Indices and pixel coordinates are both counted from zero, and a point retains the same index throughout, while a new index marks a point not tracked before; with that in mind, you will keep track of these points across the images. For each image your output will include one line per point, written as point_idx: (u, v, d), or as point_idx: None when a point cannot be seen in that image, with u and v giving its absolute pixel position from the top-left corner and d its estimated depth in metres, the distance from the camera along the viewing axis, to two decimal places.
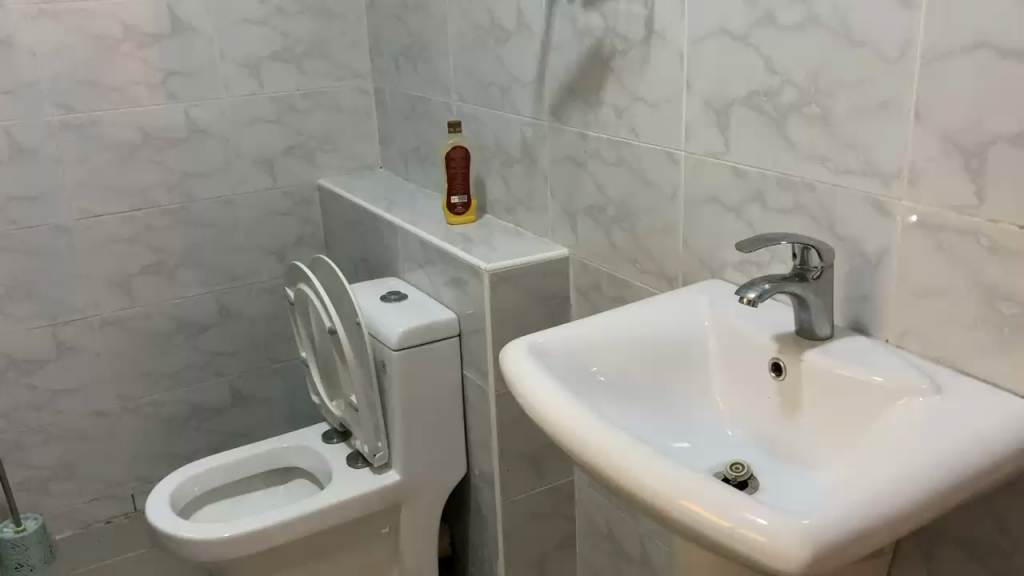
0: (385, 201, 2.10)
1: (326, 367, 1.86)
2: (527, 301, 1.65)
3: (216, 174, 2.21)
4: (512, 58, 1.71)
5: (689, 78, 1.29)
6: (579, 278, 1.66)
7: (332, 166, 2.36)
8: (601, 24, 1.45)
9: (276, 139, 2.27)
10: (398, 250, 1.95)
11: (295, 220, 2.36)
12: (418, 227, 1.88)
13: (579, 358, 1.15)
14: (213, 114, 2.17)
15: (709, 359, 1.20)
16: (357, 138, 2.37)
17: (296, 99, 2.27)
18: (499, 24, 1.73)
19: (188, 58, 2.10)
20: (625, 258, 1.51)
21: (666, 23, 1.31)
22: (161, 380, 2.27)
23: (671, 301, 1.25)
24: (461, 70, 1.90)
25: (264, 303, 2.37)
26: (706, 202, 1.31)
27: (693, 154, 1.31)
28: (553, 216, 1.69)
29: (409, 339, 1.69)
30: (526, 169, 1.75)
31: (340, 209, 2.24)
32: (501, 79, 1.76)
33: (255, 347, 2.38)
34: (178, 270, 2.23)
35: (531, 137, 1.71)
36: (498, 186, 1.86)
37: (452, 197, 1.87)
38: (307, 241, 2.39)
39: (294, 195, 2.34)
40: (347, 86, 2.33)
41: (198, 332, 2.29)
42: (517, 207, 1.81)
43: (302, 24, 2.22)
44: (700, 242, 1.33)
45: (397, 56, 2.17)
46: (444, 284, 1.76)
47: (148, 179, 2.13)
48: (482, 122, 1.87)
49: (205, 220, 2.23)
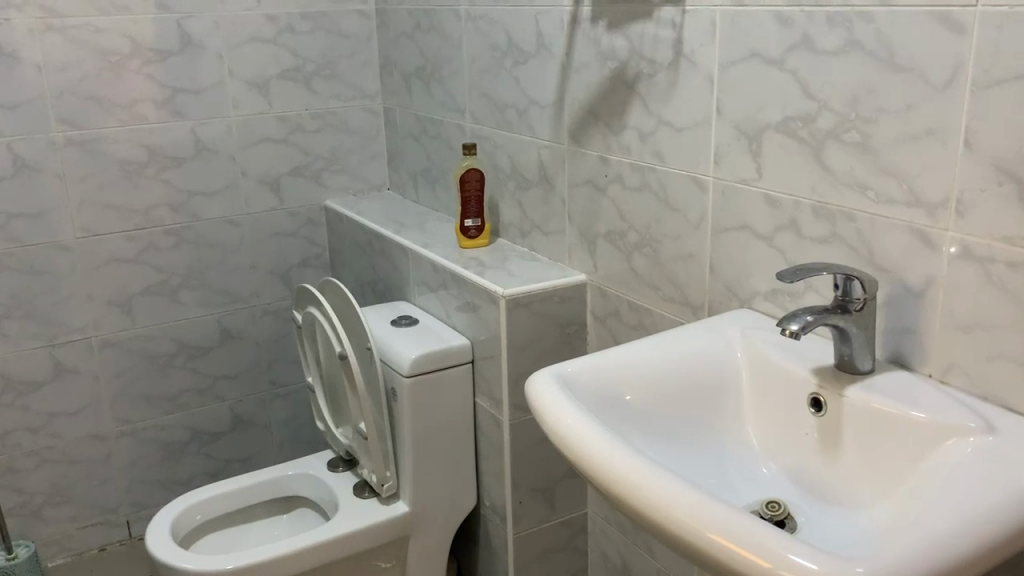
0: (395, 223, 2.06)
1: (334, 393, 1.81)
2: (543, 328, 1.60)
3: (221, 193, 2.17)
4: (530, 81, 1.68)
5: (719, 102, 1.26)
6: (597, 305, 1.61)
7: (339, 187, 2.33)
8: (625, 46, 1.42)
9: (283, 159, 2.23)
10: (408, 274, 1.90)
11: (301, 241, 2.31)
12: (430, 250, 1.84)
13: (605, 387, 1.11)
14: (220, 132, 2.13)
15: (741, 391, 1.17)
16: (365, 159, 2.34)
17: (304, 119, 2.23)
18: (517, 47, 1.70)
19: (196, 75, 2.07)
20: (646, 285, 1.47)
21: (696, 46, 1.28)
22: (160, 403, 2.21)
23: (700, 332, 1.21)
24: (476, 93, 1.87)
25: (267, 326, 2.32)
26: (735, 229, 1.27)
27: (721, 180, 1.28)
28: (571, 241, 1.65)
29: (420, 366, 1.64)
30: (542, 193, 1.72)
31: (347, 230, 2.19)
32: (518, 103, 1.73)
33: (257, 371, 2.33)
34: (180, 290, 2.18)
35: (548, 160, 1.68)
36: (512, 210, 1.83)
37: (465, 220, 1.82)
38: (313, 262, 2.35)
39: (301, 216, 2.30)
40: (357, 106, 2.29)
41: (199, 355, 2.24)
42: (532, 232, 1.77)
43: (312, 43, 2.19)
44: (728, 270, 1.30)
45: (408, 77, 2.14)
46: (456, 309, 1.72)
47: (152, 198, 2.09)
48: (496, 144, 1.83)
49: (208, 241, 2.18)
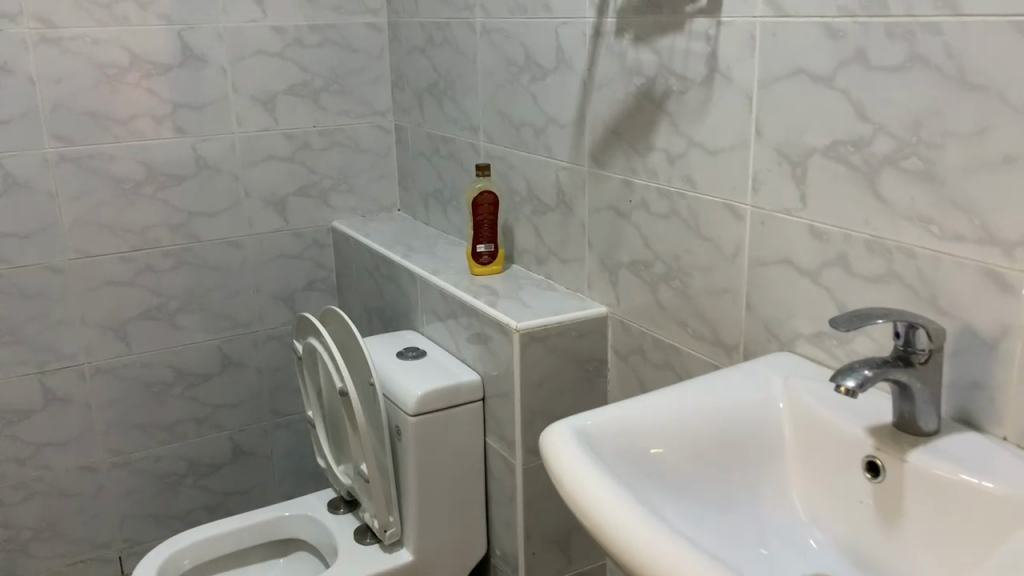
0: (403, 246, 1.94)
1: (335, 429, 1.69)
2: (560, 364, 1.48)
3: (223, 213, 2.07)
4: (549, 99, 1.57)
5: (758, 123, 1.14)
6: (619, 341, 1.49)
7: (348, 207, 2.22)
8: (654, 61, 1.30)
9: (289, 178, 2.13)
10: (416, 301, 1.79)
11: (306, 264, 2.20)
12: (440, 277, 1.72)
13: (630, 443, 0.99)
14: (222, 150, 2.03)
15: (782, 446, 1.04)
16: (375, 178, 2.23)
17: (311, 136, 2.13)
18: (535, 62, 1.59)
19: (198, 90, 1.97)
20: (674, 321, 1.35)
21: (733, 61, 1.16)
22: (156, 433, 2.10)
23: (736, 379, 1.09)
24: (491, 110, 1.75)
25: (270, 352, 2.20)
26: (776, 263, 1.15)
27: (761, 209, 1.16)
28: (591, 270, 1.53)
29: (427, 404, 1.52)
30: (560, 218, 1.59)
31: (355, 254, 2.08)
32: (536, 122, 1.62)
33: (258, 400, 2.21)
34: (179, 315, 2.07)
35: (567, 183, 1.56)
36: (528, 236, 1.71)
37: (477, 246, 1.70)
38: (319, 286, 2.23)
39: (306, 238, 2.18)
40: (366, 123, 2.19)
41: (197, 383, 2.13)
42: (549, 259, 1.65)
43: (321, 57, 2.09)
44: (767, 308, 1.17)
45: (421, 93, 2.04)
46: (467, 342, 1.60)
47: (150, 218, 1.99)
48: (511, 165, 1.72)
49: (208, 263, 2.08)
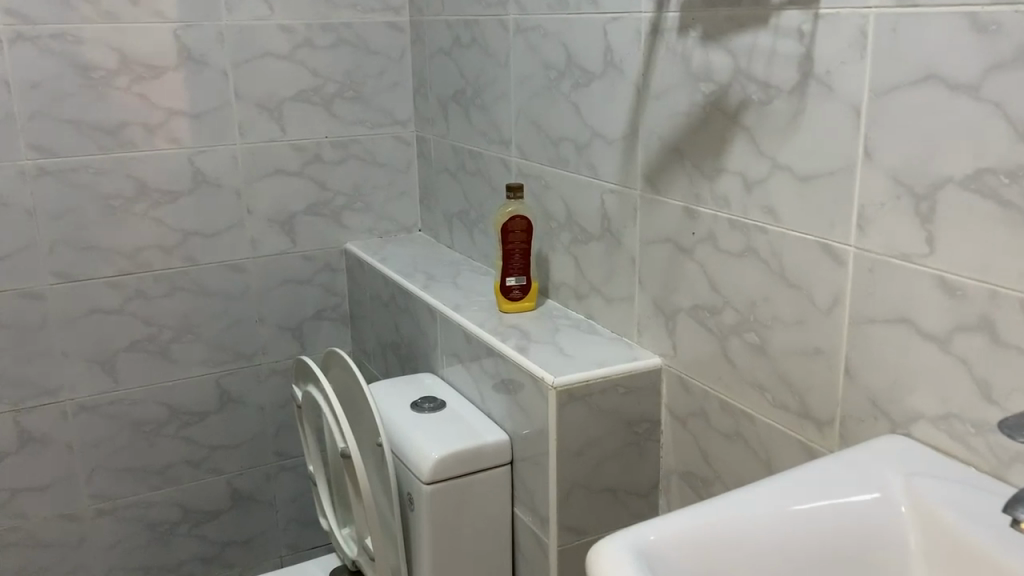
0: (423, 274, 1.71)
1: (340, 489, 1.46)
2: (605, 427, 1.24)
3: (223, 234, 1.85)
4: (595, 109, 1.33)
5: (868, 144, 0.89)
6: (676, 399, 1.25)
7: (363, 227, 1.99)
8: (727, 65, 1.06)
9: (298, 195, 1.90)
10: (436, 340, 1.55)
11: (316, 289, 1.98)
12: (463, 313, 1.49)
13: (706, 562, 0.75)
14: (223, 164, 1.81)
15: (906, 568, 0.79)
16: (394, 195, 2.00)
17: (323, 148, 1.90)
18: (578, 66, 1.35)
19: (196, 96, 1.76)
20: (749, 383, 1.10)
21: (835, 65, 0.91)
22: (146, 477, 1.89)
23: (837, 474, 0.84)
24: (526, 122, 1.52)
25: (275, 388, 1.98)
26: (890, 322, 0.90)
27: (869, 252, 0.91)
28: (642, 312, 1.29)
29: (445, 470, 1.28)
30: (606, 250, 1.35)
31: (369, 281, 1.85)
32: (578, 136, 1.38)
33: (261, 440, 1.99)
34: (173, 346, 1.86)
35: (614, 209, 1.32)
36: (567, 268, 1.47)
37: (507, 278, 1.46)
38: (330, 314, 2.01)
39: (317, 261, 1.96)
40: (385, 134, 1.96)
41: (193, 422, 1.91)
42: (590, 295, 1.41)
43: (335, 59, 1.87)
44: (876, 377, 0.92)
45: (446, 102, 1.81)
46: (494, 393, 1.36)
47: (141, 239, 1.77)
48: (549, 186, 1.48)
49: (207, 289, 1.86)
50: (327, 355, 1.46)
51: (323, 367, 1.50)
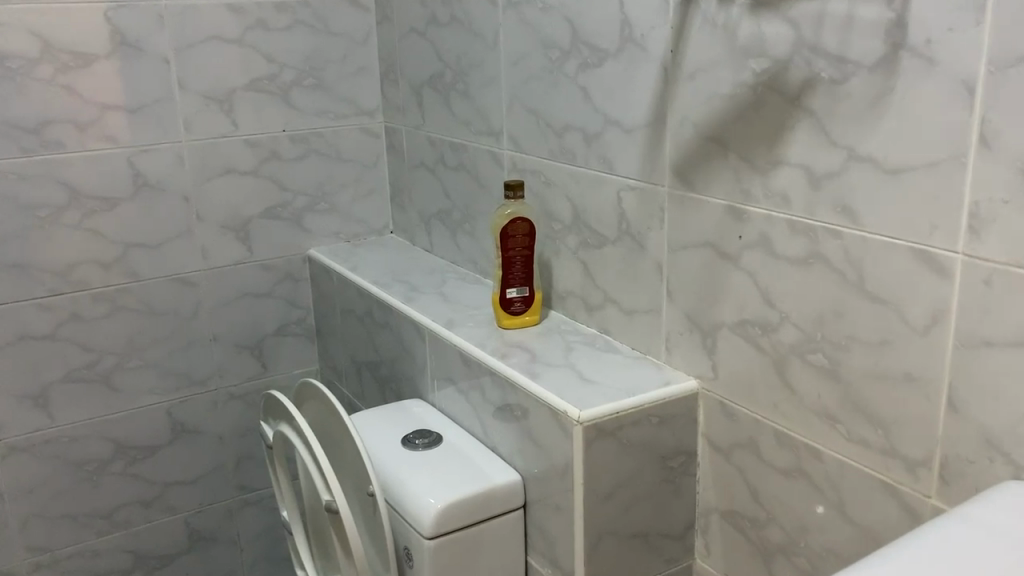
0: (403, 284, 1.52)
1: (322, 541, 1.27)
2: (637, 464, 1.07)
3: (169, 244, 1.62)
4: (609, 94, 1.15)
5: (985, 129, 0.73)
6: (717, 429, 1.08)
7: (328, 231, 1.78)
8: (786, 37, 0.89)
9: (254, 197, 1.69)
10: (424, 362, 1.36)
11: (278, 302, 1.76)
12: (456, 331, 1.30)
13: None
14: (166, 164, 1.59)
15: None
16: (362, 194, 1.80)
17: (281, 144, 1.69)
18: (586, 43, 1.17)
19: (134, 88, 1.53)
20: (814, 412, 0.94)
21: (938, 32, 0.75)
22: (91, 523, 1.66)
23: (963, 539, 0.67)
24: (520, 110, 1.33)
25: (235, 414, 1.77)
26: (1014, 347, 0.74)
27: (984, 261, 0.75)
28: (672, 328, 1.11)
29: (450, 521, 1.09)
30: (625, 256, 1.18)
31: (339, 293, 1.65)
32: (587, 125, 1.20)
33: (220, 473, 1.78)
34: (117, 374, 1.63)
35: (634, 209, 1.14)
36: (575, 276, 1.29)
37: (507, 290, 1.27)
38: (294, 329, 1.79)
39: (276, 270, 1.74)
40: (350, 126, 1.75)
41: (142, 457, 1.69)
42: (604, 307, 1.23)
43: (292, 43, 1.65)
44: (993, 411, 0.77)
45: (420, 88, 1.61)
46: (501, 424, 1.18)
47: (74, 253, 1.54)
48: (551, 183, 1.30)
49: (153, 308, 1.63)
50: (300, 386, 1.26)
51: (295, 399, 1.30)
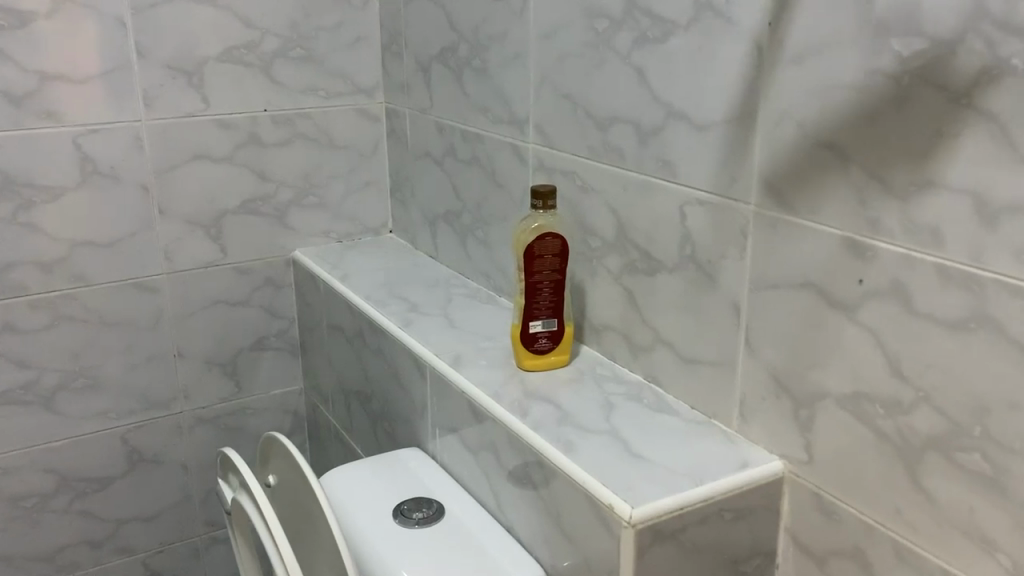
0: (401, 301, 1.25)
1: None
2: (701, 571, 0.82)
3: (125, 243, 1.36)
4: (675, 79, 0.88)
5: None
6: (808, 526, 0.82)
7: (315, 229, 1.51)
8: (957, 6, 0.62)
9: (229, 188, 1.42)
10: (424, 405, 1.10)
11: (257, 311, 1.50)
12: (465, 370, 1.03)
13: None
14: (122, 147, 1.32)
15: None
16: (358, 186, 1.53)
17: (262, 125, 1.42)
18: (646, 11, 0.89)
19: (82, 53, 1.26)
20: (962, 533, 0.68)
21: None
22: (28, 567, 1.41)
23: None
24: (554, 96, 1.06)
25: (204, 440, 1.51)
26: None
27: None
28: (753, 389, 0.86)
29: None
30: (686, 290, 0.91)
31: (326, 306, 1.39)
32: (643, 119, 0.93)
33: (185, 508, 1.52)
34: (60, 394, 1.37)
35: (704, 231, 0.88)
36: (617, 308, 1.03)
37: (531, 323, 1.00)
38: (274, 342, 1.53)
39: (254, 275, 1.48)
40: (345, 106, 1.48)
41: (91, 491, 1.44)
42: (657, 351, 0.97)
43: (277, 5, 1.38)
44: None
45: (428, 64, 1.33)
46: (521, 500, 0.93)
47: (7, 253, 1.28)
48: (589, 189, 1.03)
49: (105, 317, 1.37)
50: (265, 441, 1.03)
51: (262, 454, 1.05)
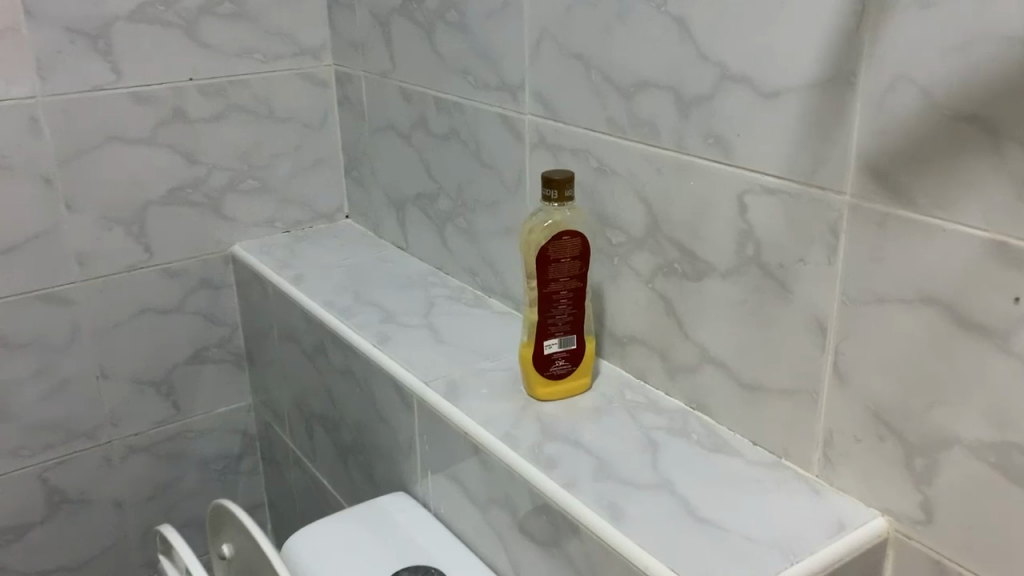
0: (371, 308, 1.04)
1: None
2: None
3: (26, 247, 1.11)
4: (733, 32, 0.68)
5: None
6: None
7: (259, 218, 1.28)
8: None
9: (152, 175, 1.18)
10: (410, 441, 0.90)
11: (194, 318, 1.27)
12: (465, 401, 0.83)
13: None
14: (13, 131, 1.07)
15: None
16: (307, 166, 1.30)
17: (187, 98, 1.18)
18: None
19: None
20: None
21: None
22: None
23: None
24: (558, 55, 0.85)
25: (139, 472, 1.29)
26: None
27: None
28: (845, 427, 0.68)
29: None
30: (749, 300, 0.72)
31: (277, 312, 1.17)
32: (685, 84, 0.73)
33: (123, 550, 1.30)
34: None
35: (775, 227, 0.69)
36: (648, 318, 0.83)
37: (545, 343, 0.81)
38: (217, 352, 1.30)
39: (189, 276, 1.25)
40: (287, 71, 1.24)
41: (6, 543, 1.21)
42: (705, 373, 0.78)
43: None
44: None
45: (388, 19, 1.10)
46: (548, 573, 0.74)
47: None
48: (609, 172, 0.83)
49: (7, 338, 1.13)
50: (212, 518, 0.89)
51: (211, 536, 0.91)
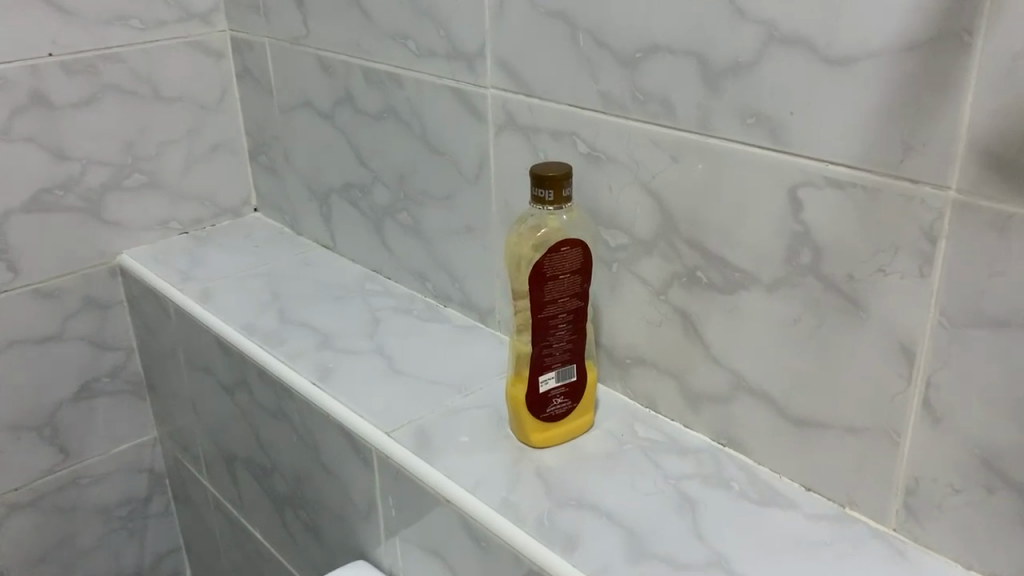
0: (302, 331, 0.86)
1: None
2: None
3: None
4: None
5: None
6: None
7: (150, 220, 1.07)
8: None
9: (10, 177, 0.95)
10: (369, 502, 0.73)
11: (78, 345, 1.05)
12: (441, 457, 0.66)
13: None
14: None
15: None
16: (204, 153, 1.09)
17: (49, 78, 0.94)
18: None
19: None
20: None
21: None
22: None
23: None
24: (530, 14, 0.67)
25: (23, 533, 1.07)
26: None
27: None
28: (935, 475, 0.54)
29: None
30: (802, 319, 0.58)
31: (182, 335, 0.96)
32: (713, 50, 0.57)
33: None
34: None
35: (841, 231, 0.54)
36: (658, 337, 0.68)
37: (542, 379, 0.65)
38: (110, 382, 1.09)
39: (68, 296, 1.03)
40: (172, 40, 1.02)
41: None
42: (739, 404, 0.64)
43: None
44: None
45: None
46: None
47: None
48: (605, 160, 0.66)
49: None
50: None
51: None
